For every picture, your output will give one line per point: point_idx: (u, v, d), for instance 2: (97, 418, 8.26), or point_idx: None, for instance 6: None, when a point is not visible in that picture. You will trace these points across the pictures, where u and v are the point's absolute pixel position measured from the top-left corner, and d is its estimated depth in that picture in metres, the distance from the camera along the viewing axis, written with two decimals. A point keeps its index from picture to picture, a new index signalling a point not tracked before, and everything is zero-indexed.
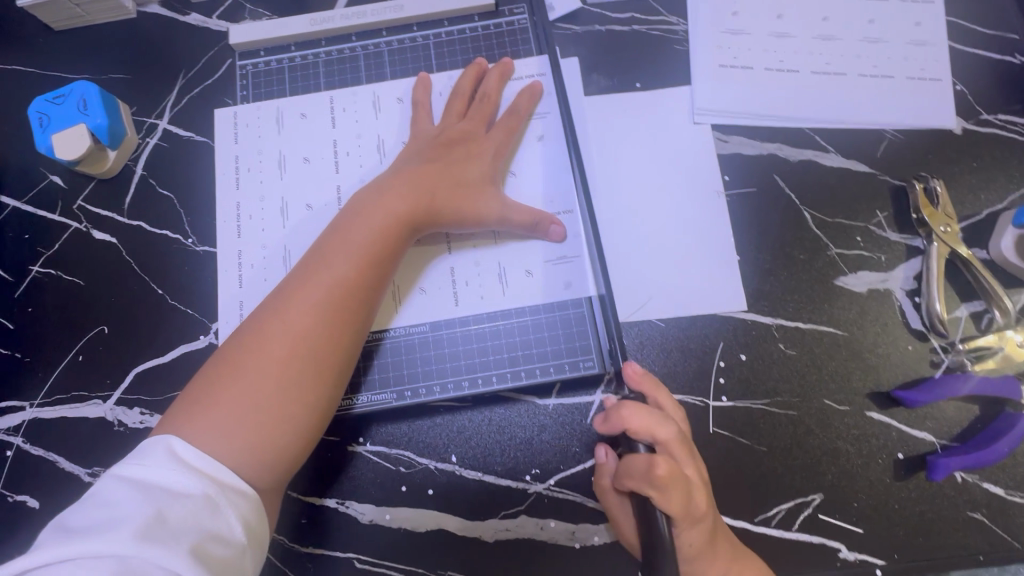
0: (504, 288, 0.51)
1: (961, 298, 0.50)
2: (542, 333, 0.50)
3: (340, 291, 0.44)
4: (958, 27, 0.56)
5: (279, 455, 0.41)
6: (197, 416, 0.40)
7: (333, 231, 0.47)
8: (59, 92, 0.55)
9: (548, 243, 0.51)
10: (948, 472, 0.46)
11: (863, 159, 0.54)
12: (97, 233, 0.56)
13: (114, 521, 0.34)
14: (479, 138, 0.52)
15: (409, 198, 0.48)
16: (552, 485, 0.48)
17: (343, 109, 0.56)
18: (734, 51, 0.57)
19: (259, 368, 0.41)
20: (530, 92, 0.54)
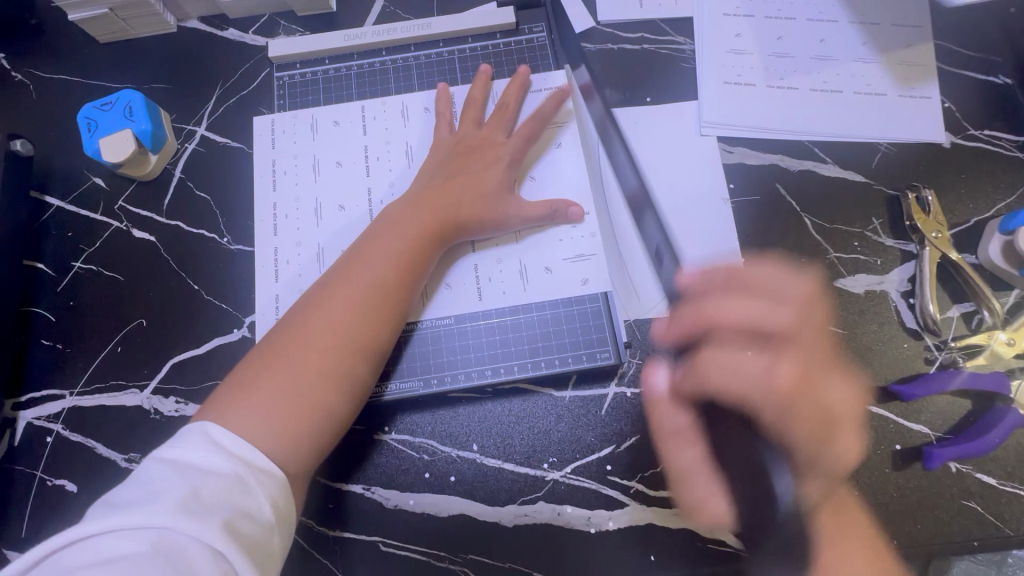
0: (526, 284, 0.54)
1: (953, 299, 0.53)
2: (561, 326, 0.53)
3: (377, 292, 0.47)
4: (945, 50, 0.61)
5: (313, 443, 0.43)
6: (238, 401, 0.42)
7: (370, 237, 0.51)
8: (106, 100, 0.59)
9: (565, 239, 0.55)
10: (941, 461, 0.48)
11: (859, 169, 0.58)
12: (137, 232, 0.59)
13: (153, 497, 0.36)
14: (494, 146, 0.56)
15: (436, 210, 0.52)
16: (568, 473, 0.51)
17: (373, 119, 0.60)
18: (736, 69, 0.61)
19: (299, 360, 0.44)
20: (544, 102, 0.58)
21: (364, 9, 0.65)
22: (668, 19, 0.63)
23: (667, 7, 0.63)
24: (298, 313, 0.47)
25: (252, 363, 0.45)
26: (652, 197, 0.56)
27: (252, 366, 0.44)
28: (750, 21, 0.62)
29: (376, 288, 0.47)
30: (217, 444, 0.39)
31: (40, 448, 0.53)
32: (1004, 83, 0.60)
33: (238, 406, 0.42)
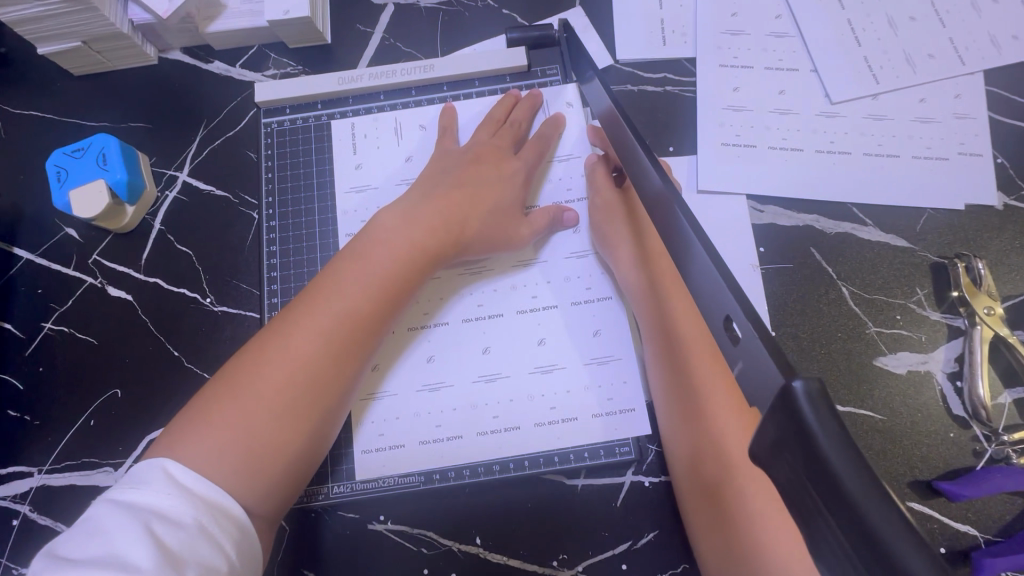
0: (539, 345, 0.48)
1: (1004, 383, 0.49)
2: (573, 388, 0.47)
3: (353, 317, 0.43)
4: (998, 98, 0.55)
5: (271, 482, 0.39)
6: (185, 439, 0.38)
7: (355, 253, 0.45)
8: (78, 146, 0.54)
9: (574, 280, 0.50)
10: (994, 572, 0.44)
11: (901, 233, 0.52)
12: (113, 289, 0.55)
13: (121, 551, 0.32)
14: (508, 160, 0.51)
15: (438, 227, 0.46)
16: (580, 572, 0.46)
17: (364, 136, 0.55)
18: (735, 128, 0.55)
19: (266, 394, 0.39)
20: (555, 124, 0.53)
21: (361, 43, 0.60)
22: (693, 58, 0.57)
23: (692, 45, 0.57)
24: (260, 340, 0.42)
25: (201, 395, 0.40)
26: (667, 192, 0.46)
27: (220, 394, 0.40)
28: (749, 73, 0.56)
29: (349, 314, 0.43)
30: (185, 488, 0.35)
31: (5, 532, 0.49)
32: None
33: (204, 441, 0.38)
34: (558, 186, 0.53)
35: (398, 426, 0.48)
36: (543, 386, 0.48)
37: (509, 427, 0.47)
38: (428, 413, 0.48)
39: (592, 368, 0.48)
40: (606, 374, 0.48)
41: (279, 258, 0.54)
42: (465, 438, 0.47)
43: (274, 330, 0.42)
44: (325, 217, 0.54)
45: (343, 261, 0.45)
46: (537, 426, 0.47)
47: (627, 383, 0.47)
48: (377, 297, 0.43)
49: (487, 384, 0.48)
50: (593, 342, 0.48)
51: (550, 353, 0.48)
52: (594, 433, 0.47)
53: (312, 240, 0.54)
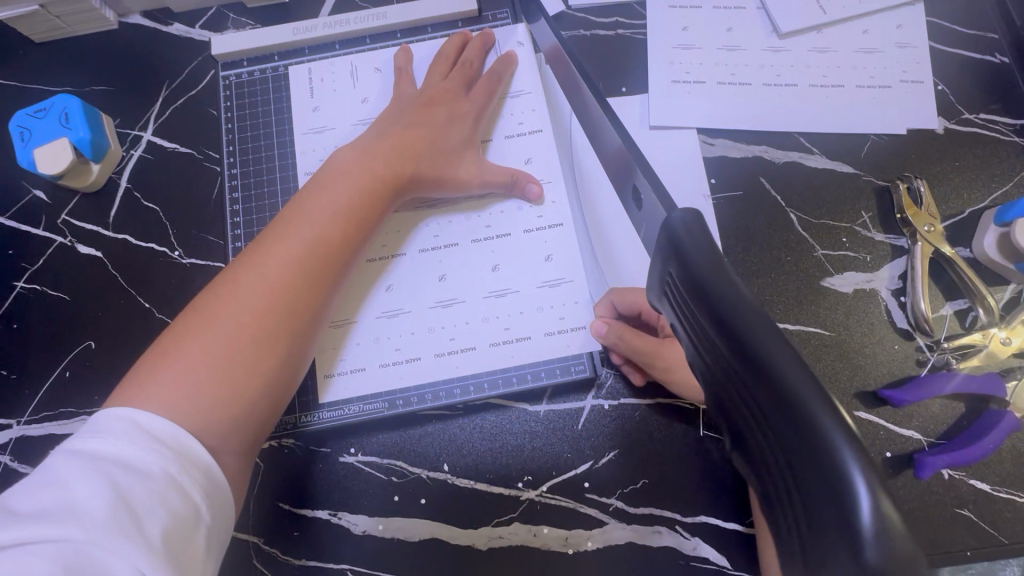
0: (495, 271, 0.50)
1: (946, 297, 0.51)
2: (526, 311, 0.49)
3: (322, 246, 0.44)
4: (937, 27, 0.57)
5: (249, 412, 0.40)
6: (157, 371, 0.38)
7: (314, 188, 0.46)
8: (40, 106, 0.55)
9: (525, 204, 0.51)
10: (935, 470, 0.46)
11: (847, 160, 0.54)
12: (83, 247, 0.56)
13: (80, 504, 0.31)
14: (459, 101, 0.52)
15: (394, 160, 0.47)
16: (544, 492, 0.48)
17: (321, 81, 0.56)
18: (685, 66, 0.56)
19: (238, 322, 0.40)
20: (505, 61, 0.54)
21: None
22: (643, 1, 0.58)
23: None
24: (227, 276, 0.42)
25: (169, 332, 0.40)
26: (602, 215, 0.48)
27: (189, 327, 0.40)
28: (698, 13, 0.58)
29: (316, 243, 0.44)
30: (153, 435, 0.35)
31: None
32: (1001, 63, 0.56)
33: (181, 371, 0.38)
34: (510, 120, 0.53)
35: (359, 351, 0.50)
36: (500, 309, 0.49)
37: (465, 348, 0.49)
38: (387, 338, 0.49)
39: (544, 292, 0.49)
40: (558, 296, 0.49)
41: (243, 208, 0.55)
42: (422, 359, 0.49)
43: (240, 265, 0.43)
44: (286, 168, 0.55)
45: (309, 194, 0.46)
46: (492, 346, 0.49)
47: (578, 303, 0.49)
48: (342, 227, 0.45)
49: (444, 309, 0.49)
50: (545, 266, 0.50)
51: (506, 279, 0.50)
52: (546, 352, 0.49)
53: (274, 190, 0.55)
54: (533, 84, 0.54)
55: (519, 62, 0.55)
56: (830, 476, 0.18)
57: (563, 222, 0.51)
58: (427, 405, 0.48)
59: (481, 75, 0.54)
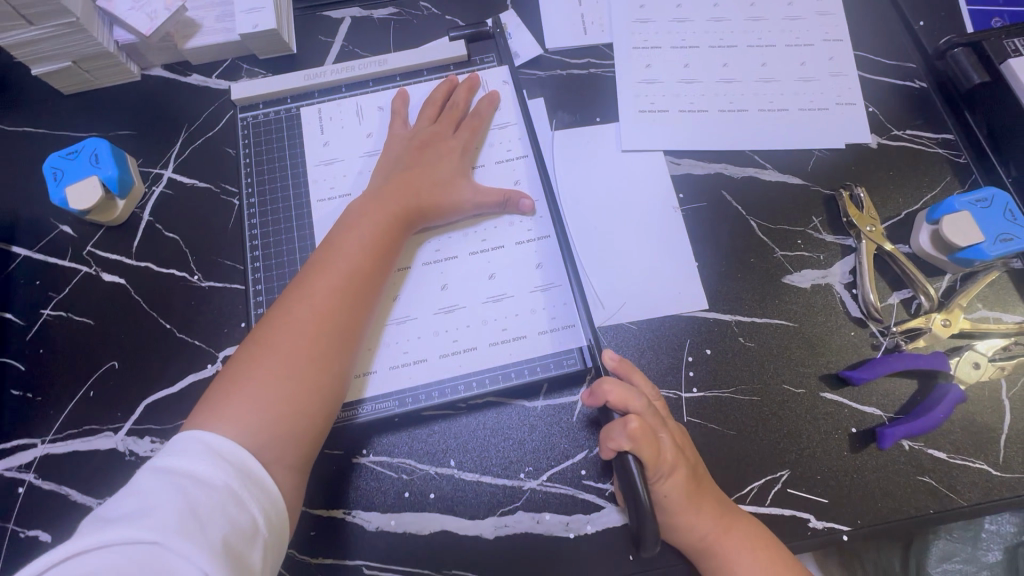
0: (492, 279, 0.55)
1: (892, 288, 0.57)
2: (521, 313, 0.54)
3: (357, 275, 0.50)
4: (863, 59, 0.66)
5: (307, 424, 0.45)
6: (228, 397, 0.44)
7: (343, 227, 0.53)
8: (71, 149, 0.60)
9: (517, 221, 0.57)
10: (895, 440, 0.51)
11: (796, 173, 0.62)
12: (107, 275, 0.60)
13: (159, 511, 0.36)
14: (451, 138, 0.59)
15: (402, 194, 0.54)
16: (544, 480, 0.52)
17: (329, 119, 0.63)
18: (649, 98, 0.64)
19: (290, 349, 0.46)
20: (490, 100, 0.61)
21: (323, 50, 0.69)
22: (610, 44, 0.67)
23: (608, 34, 0.67)
24: (276, 311, 0.49)
25: (231, 364, 0.46)
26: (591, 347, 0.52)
27: (251, 357, 0.46)
28: (658, 52, 0.66)
29: (352, 274, 0.50)
30: (219, 453, 0.40)
31: (11, 500, 0.53)
32: (920, 87, 0.65)
33: (245, 395, 0.44)
34: (498, 148, 0.60)
35: (370, 355, 0.53)
36: (497, 313, 0.54)
37: (467, 348, 0.54)
38: (395, 343, 0.54)
39: (536, 296, 0.55)
40: (548, 299, 0.55)
41: (258, 233, 0.60)
42: (429, 361, 0.53)
43: (287, 301, 0.49)
44: (298, 196, 0.61)
45: (340, 232, 0.52)
46: (492, 346, 0.53)
47: (567, 304, 0.54)
48: (371, 257, 0.51)
49: (446, 315, 0.54)
50: (536, 273, 0.55)
51: (503, 286, 0.55)
52: (540, 349, 0.53)
53: (287, 216, 0.61)
54: (518, 117, 0.61)
55: (504, 99, 0.62)
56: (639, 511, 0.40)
57: (549, 234, 0.57)
58: (435, 401, 0.52)
59: (468, 114, 0.61)
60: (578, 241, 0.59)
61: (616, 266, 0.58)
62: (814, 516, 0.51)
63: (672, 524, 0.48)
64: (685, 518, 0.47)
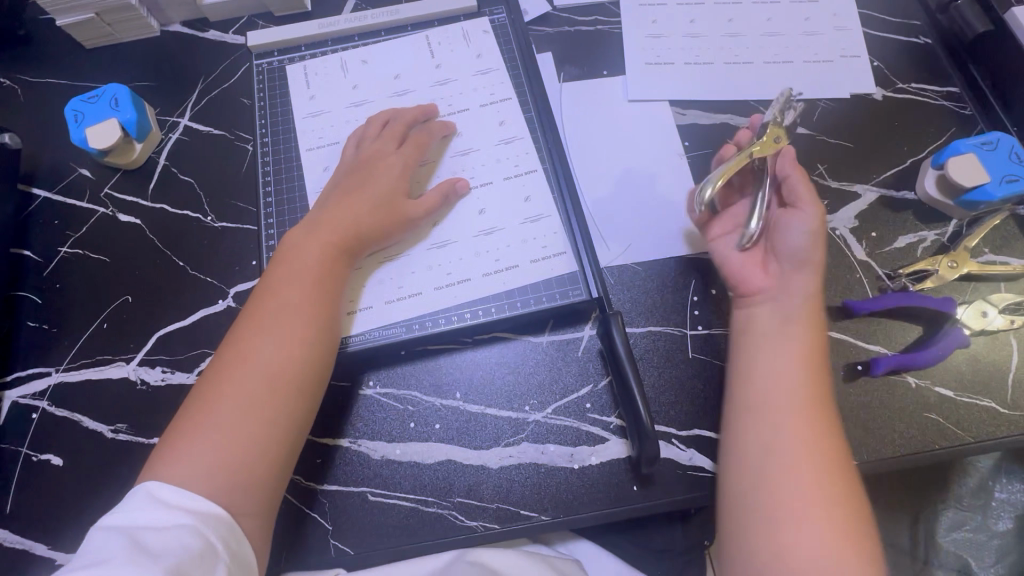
0: (483, 214, 0.56)
1: (900, 232, 0.58)
2: (526, 242, 0.55)
3: (291, 313, 0.46)
4: (868, 16, 0.67)
5: (257, 472, 0.42)
6: (169, 457, 0.41)
7: (278, 262, 0.49)
8: (92, 93, 0.62)
9: (507, 160, 0.58)
10: (886, 369, 0.52)
11: (802, 123, 0.62)
12: (123, 216, 0.62)
13: (103, 555, 0.35)
14: (392, 153, 0.55)
15: (336, 224, 0.50)
16: (549, 413, 0.52)
17: (342, 66, 0.64)
18: (657, 52, 0.65)
19: (226, 405, 0.43)
20: (424, 113, 0.58)
21: (337, 7, 0.70)
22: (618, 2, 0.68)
23: None
24: (221, 348, 0.46)
25: (171, 425, 0.44)
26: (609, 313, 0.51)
27: (190, 419, 0.43)
28: (664, 9, 0.67)
29: (288, 313, 0.46)
30: (160, 502, 0.39)
31: (26, 425, 0.54)
32: (925, 43, 0.65)
33: (186, 458, 0.41)
34: (481, 91, 0.61)
35: (359, 291, 0.54)
36: (489, 245, 0.55)
37: (459, 280, 0.54)
38: (388, 279, 0.54)
39: (526, 227, 0.55)
40: (539, 230, 0.55)
41: (270, 172, 0.61)
42: (424, 293, 0.54)
43: (231, 337, 0.46)
44: (308, 138, 0.62)
45: (275, 269, 0.48)
46: (485, 276, 0.54)
47: (557, 234, 0.55)
48: (308, 292, 0.47)
49: (438, 250, 0.55)
50: (525, 206, 0.56)
51: (510, 217, 0.56)
52: (533, 278, 0.54)
53: (297, 157, 0.61)
54: (500, 63, 0.62)
55: (512, 50, 0.63)
56: (641, 435, 0.47)
57: (534, 169, 0.58)
58: (439, 328, 0.53)
59: (413, 128, 0.57)
60: (585, 184, 0.60)
61: (623, 208, 0.59)
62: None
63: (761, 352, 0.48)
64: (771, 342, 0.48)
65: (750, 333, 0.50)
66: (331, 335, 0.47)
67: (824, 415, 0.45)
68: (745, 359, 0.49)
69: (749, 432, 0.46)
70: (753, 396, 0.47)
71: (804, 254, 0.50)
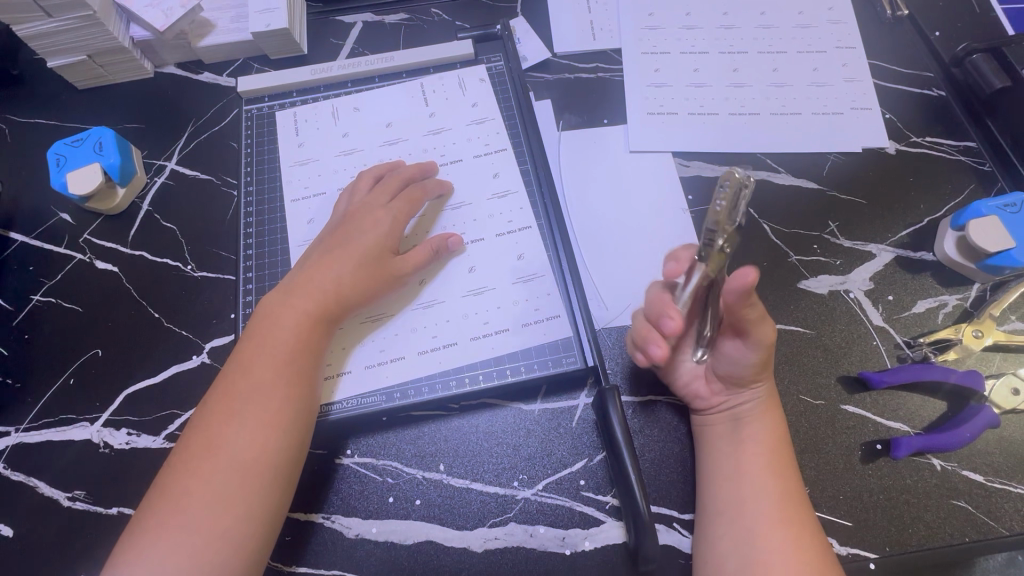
0: (472, 273, 0.53)
1: (918, 296, 0.54)
2: (517, 304, 0.52)
3: (266, 389, 0.42)
4: (879, 67, 0.64)
5: (229, 567, 0.38)
6: (132, 556, 0.38)
7: (253, 332, 0.46)
8: (77, 137, 0.60)
9: (500, 215, 0.55)
10: (910, 451, 0.47)
11: (811, 177, 0.59)
12: (101, 263, 0.59)
13: None
14: (380, 207, 0.51)
15: (318, 289, 0.47)
16: (539, 491, 0.48)
17: (335, 112, 0.62)
18: (660, 101, 0.63)
19: (197, 494, 0.39)
20: (420, 166, 0.55)
21: (333, 52, 0.69)
22: (619, 50, 0.66)
23: (617, 38, 0.67)
24: (191, 428, 0.42)
25: (134, 517, 0.40)
26: (607, 387, 0.47)
27: (155, 511, 0.39)
28: (668, 57, 0.65)
29: (264, 389, 0.42)
30: None
31: None
32: (938, 95, 0.63)
33: (152, 554, 0.37)
34: (477, 142, 0.59)
35: (342, 355, 0.51)
36: (479, 306, 0.52)
37: (447, 344, 0.51)
38: (372, 341, 0.51)
39: (518, 287, 0.52)
40: (531, 290, 0.52)
41: (254, 221, 0.58)
42: (408, 358, 0.50)
43: (200, 418, 0.42)
44: (296, 186, 0.59)
45: (249, 339, 0.45)
46: (473, 340, 0.51)
47: (551, 295, 0.52)
48: (286, 365, 0.44)
49: (424, 311, 0.52)
50: (517, 264, 0.53)
51: (500, 277, 0.53)
52: (523, 343, 0.50)
53: (283, 206, 0.59)
54: (496, 112, 0.60)
55: (509, 99, 0.61)
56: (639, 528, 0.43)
57: (530, 225, 0.55)
58: (425, 398, 0.49)
59: (408, 182, 0.54)
60: (582, 239, 0.57)
61: (621, 264, 0.56)
62: (838, 540, 0.46)
63: (716, 463, 0.46)
64: (732, 449, 0.45)
65: (711, 427, 0.47)
66: (310, 407, 0.44)
67: (804, 523, 0.42)
68: (712, 454, 0.46)
69: (722, 537, 0.43)
70: (725, 496, 0.44)
71: (747, 378, 0.46)
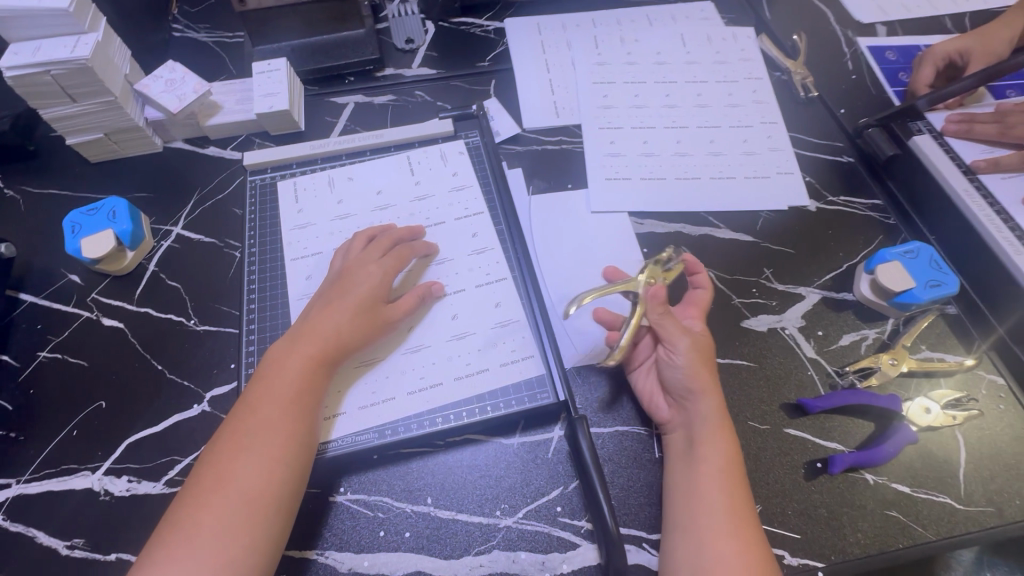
0: (455, 320, 0.59)
1: (844, 331, 0.62)
2: (496, 345, 0.58)
3: (273, 427, 0.47)
4: (797, 139, 0.76)
5: None
6: None
7: (260, 377, 0.50)
8: (93, 206, 0.66)
9: (479, 268, 0.63)
10: (844, 467, 0.53)
11: (746, 231, 0.69)
12: (107, 320, 0.63)
13: None
14: (374, 263, 0.58)
15: (320, 335, 0.52)
16: (519, 518, 0.52)
17: (330, 182, 0.70)
18: (616, 168, 0.73)
19: (207, 526, 0.43)
20: (410, 228, 0.63)
21: (328, 128, 0.78)
22: (580, 125, 0.77)
23: (577, 116, 0.78)
24: (201, 465, 0.46)
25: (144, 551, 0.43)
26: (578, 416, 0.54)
27: (165, 544, 0.42)
28: (621, 132, 0.76)
29: (270, 427, 0.47)
30: None
31: None
32: (848, 161, 0.75)
33: None
34: (458, 205, 0.67)
35: (338, 398, 0.55)
36: (461, 349, 0.58)
37: (433, 384, 0.56)
38: (365, 384, 0.56)
39: (496, 331, 0.59)
40: (508, 334, 0.59)
41: (256, 278, 0.64)
42: (397, 398, 0.55)
43: (210, 456, 0.46)
44: (295, 246, 0.66)
45: (257, 384, 0.50)
46: (456, 380, 0.56)
47: (525, 338, 0.58)
48: (290, 405, 0.48)
49: (412, 354, 0.57)
50: (495, 311, 0.60)
51: (480, 323, 0.59)
52: (502, 381, 0.56)
53: (282, 265, 0.65)
54: (474, 180, 0.69)
55: (485, 168, 0.70)
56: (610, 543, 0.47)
57: (505, 277, 0.62)
58: (413, 434, 0.54)
59: (399, 241, 0.61)
60: (552, 288, 0.64)
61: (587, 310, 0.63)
62: (789, 552, 0.51)
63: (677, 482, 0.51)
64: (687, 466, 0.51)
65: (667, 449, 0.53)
66: (310, 444, 0.48)
67: (746, 533, 0.47)
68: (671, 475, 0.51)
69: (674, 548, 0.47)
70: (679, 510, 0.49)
71: (686, 387, 0.53)
